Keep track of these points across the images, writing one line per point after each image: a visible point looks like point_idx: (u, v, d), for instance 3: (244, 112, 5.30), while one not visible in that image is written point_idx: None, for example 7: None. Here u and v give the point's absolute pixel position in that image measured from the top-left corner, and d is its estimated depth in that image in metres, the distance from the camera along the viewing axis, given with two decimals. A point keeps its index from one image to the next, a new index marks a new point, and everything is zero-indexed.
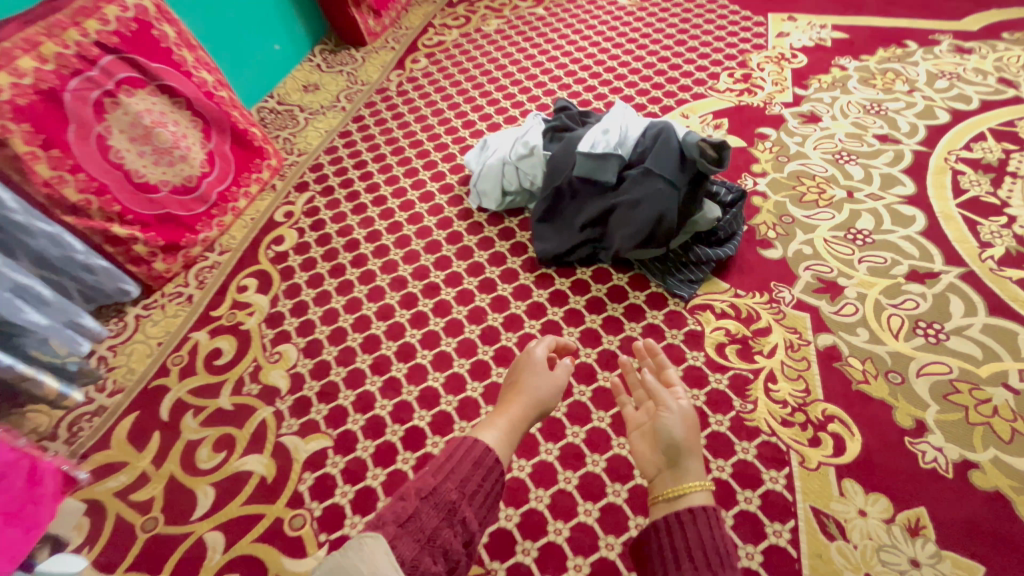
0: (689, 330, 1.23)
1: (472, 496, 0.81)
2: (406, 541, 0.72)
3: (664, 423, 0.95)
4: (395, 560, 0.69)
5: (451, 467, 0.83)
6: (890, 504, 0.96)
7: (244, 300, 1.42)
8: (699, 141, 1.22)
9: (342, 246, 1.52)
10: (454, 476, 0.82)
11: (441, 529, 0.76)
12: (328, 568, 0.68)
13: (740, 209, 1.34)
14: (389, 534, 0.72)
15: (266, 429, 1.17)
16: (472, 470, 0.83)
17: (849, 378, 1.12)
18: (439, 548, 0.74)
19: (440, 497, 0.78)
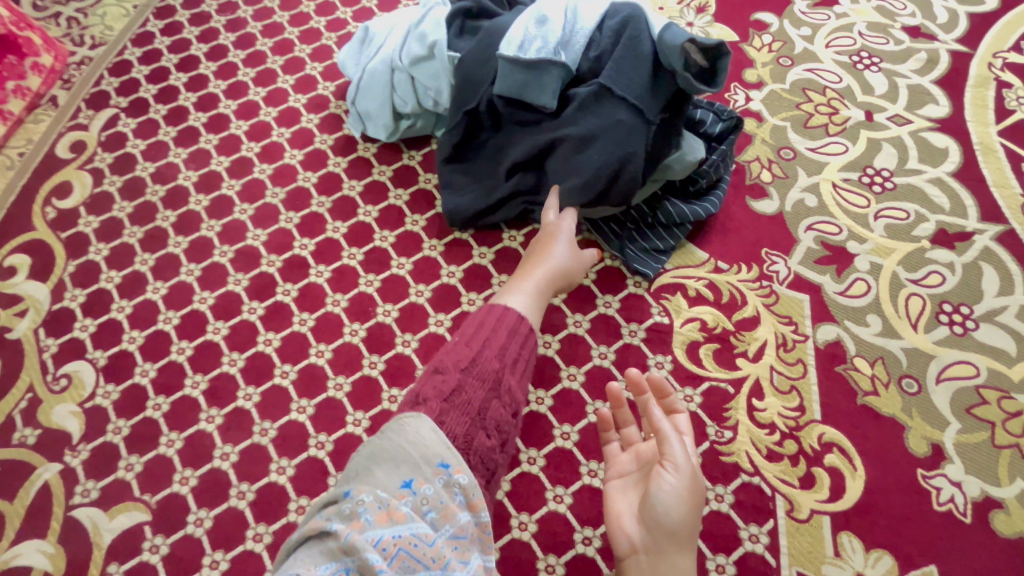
0: (653, 324, 0.91)
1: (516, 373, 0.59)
2: (454, 416, 0.52)
3: (660, 490, 0.62)
4: (443, 438, 0.50)
5: (487, 334, 0.59)
6: (894, 564, 0.75)
7: (10, 291, 0.95)
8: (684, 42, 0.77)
9: (162, 199, 1.04)
10: (492, 344, 0.59)
11: (491, 402, 0.55)
12: (370, 454, 0.49)
13: (731, 145, 0.95)
14: (433, 412, 0.52)
15: (49, 498, 0.80)
16: (510, 341, 0.60)
17: (854, 389, 0.86)
18: (492, 424, 0.54)
19: (483, 367, 0.57)
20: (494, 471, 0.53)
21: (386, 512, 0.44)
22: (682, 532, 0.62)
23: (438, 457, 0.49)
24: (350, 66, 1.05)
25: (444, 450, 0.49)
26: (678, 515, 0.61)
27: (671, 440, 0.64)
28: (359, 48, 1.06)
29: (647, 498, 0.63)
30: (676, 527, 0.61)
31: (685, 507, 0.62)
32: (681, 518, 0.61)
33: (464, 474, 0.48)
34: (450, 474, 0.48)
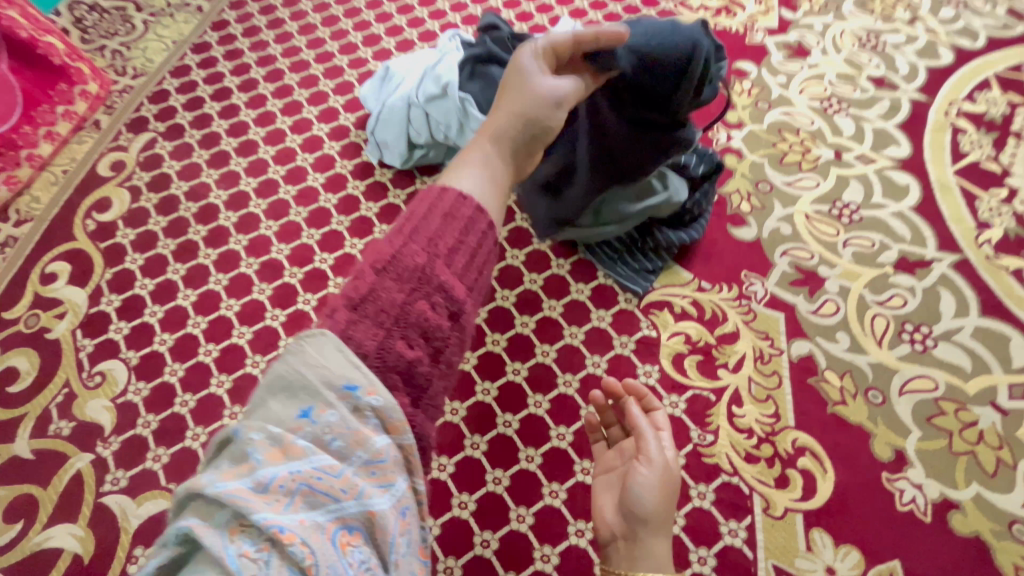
0: (642, 337, 0.99)
1: (455, 263, 0.47)
2: (365, 327, 0.42)
3: (637, 481, 0.69)
4: (344, 351, 0.40)
5: (415, 219, 0.47)
6: (861, 559, 0.82)
7: (51, 295, 1.03)
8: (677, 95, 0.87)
9: (194, 214, 1.13)
10: (426, 230, 0.46)
11: (414, 303, 0.44)
12: (263, 385, 0.41)
13: (711, 186, 1.07)
14: (339, 325, 0.42)
15: (81, 486, 0.87)
16: (444, 224, 0.47)
17: (824, 399, 0.94)
18: (416, 330, 0.43)
19: (402, 264, 0.44)
20: (426, 386, 0.44)
21: (279, 446, 0.37)
22: (656, 520, 0.67)
23: (343, 377, 0.39)
24: (371, 99, 1.17)
25: (348, 369, 0.40)
26: (653, 502, 0.68)
27: (648, 438, 0.73)
28: (378, 83, 1.17)
29: (626, 490, 0.70)
30: (654, 513, 0.67)
31: (659, 495, 0.68)
32: (657, 504, 0.67)
33: (375, 397, 0.40)
34: (356, 397, 0.39)
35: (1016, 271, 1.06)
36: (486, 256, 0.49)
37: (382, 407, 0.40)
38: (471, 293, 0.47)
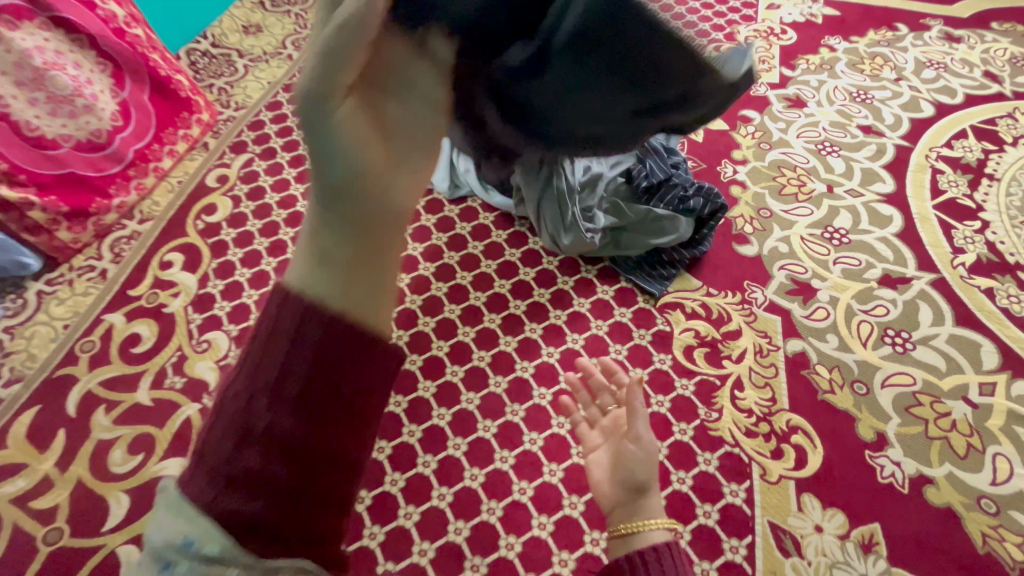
0: (658, 331, 1.17)
1: (312, 379, 0.46)
2: (211, 453, 0.46)
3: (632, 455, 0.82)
4: (177, 506, 0.46)
5: (250, 348, 0.48)
6: (846, 520, 0.95)
7: (167, 278, 1.25)
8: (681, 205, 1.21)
9: (284, 219, 1.36)
10: (275, 333, 0.47)
11: (265, 412, 0.45)
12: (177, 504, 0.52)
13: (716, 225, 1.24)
14: (182, 479, 0.48)
15: (191, 429, 1.05)
16: (274, 341, 0.47)
17: (815, 387, 1.09)
18: (259, 446, 0.45)
19: (228, 401, 0.47)
20: (313, 484, 0.47)
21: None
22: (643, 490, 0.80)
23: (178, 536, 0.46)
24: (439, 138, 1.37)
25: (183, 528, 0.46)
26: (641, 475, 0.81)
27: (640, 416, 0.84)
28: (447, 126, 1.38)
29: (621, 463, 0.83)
30: (640, 482, 0.80)
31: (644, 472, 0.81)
32: (644, 472, 0.81)
33: (211, 547, 0.45)
34: (190, 550, 0.45)
35: (987, 290, 1.22)
36: (353, 333, 0.48)
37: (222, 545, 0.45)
38: (313, 375, 0.47)
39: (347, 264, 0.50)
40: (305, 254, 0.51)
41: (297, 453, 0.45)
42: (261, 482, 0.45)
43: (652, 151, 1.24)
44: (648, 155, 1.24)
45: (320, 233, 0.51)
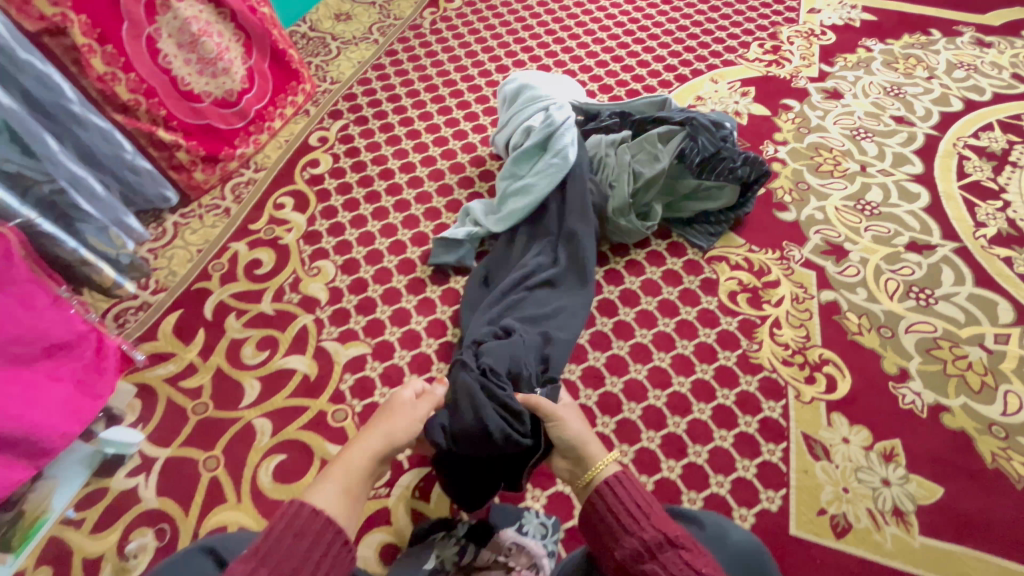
0: (705, 277, 1.33)
1: (295, 573, 0.65)
2: None
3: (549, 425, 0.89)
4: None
5: (270, 545, 0.66)
6: (870, 435, 1.09)
7: (281, 216, 1.46)
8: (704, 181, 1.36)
9: (376, 174, 1.57)
10: (271, 553, 0.65)
11: None
12: None
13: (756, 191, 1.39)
14: None
15: (307, 334, 1.25)
16: (294, 544, 0.66)
17: (845, 329, 1.24)
18: None
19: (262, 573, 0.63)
20: None
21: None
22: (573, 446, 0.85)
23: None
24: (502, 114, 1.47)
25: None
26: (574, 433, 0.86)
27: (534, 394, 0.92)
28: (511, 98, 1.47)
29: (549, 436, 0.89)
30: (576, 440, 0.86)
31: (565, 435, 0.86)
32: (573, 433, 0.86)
33: None
34: None
35: (1006, 258, 1.36)
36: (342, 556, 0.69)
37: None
38: None
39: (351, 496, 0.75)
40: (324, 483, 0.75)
41: (291, 571, 0.64)
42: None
43: (701, 126, 1.34)
44: (699, 132, 1.34)
45: (349, 474, 0.77)
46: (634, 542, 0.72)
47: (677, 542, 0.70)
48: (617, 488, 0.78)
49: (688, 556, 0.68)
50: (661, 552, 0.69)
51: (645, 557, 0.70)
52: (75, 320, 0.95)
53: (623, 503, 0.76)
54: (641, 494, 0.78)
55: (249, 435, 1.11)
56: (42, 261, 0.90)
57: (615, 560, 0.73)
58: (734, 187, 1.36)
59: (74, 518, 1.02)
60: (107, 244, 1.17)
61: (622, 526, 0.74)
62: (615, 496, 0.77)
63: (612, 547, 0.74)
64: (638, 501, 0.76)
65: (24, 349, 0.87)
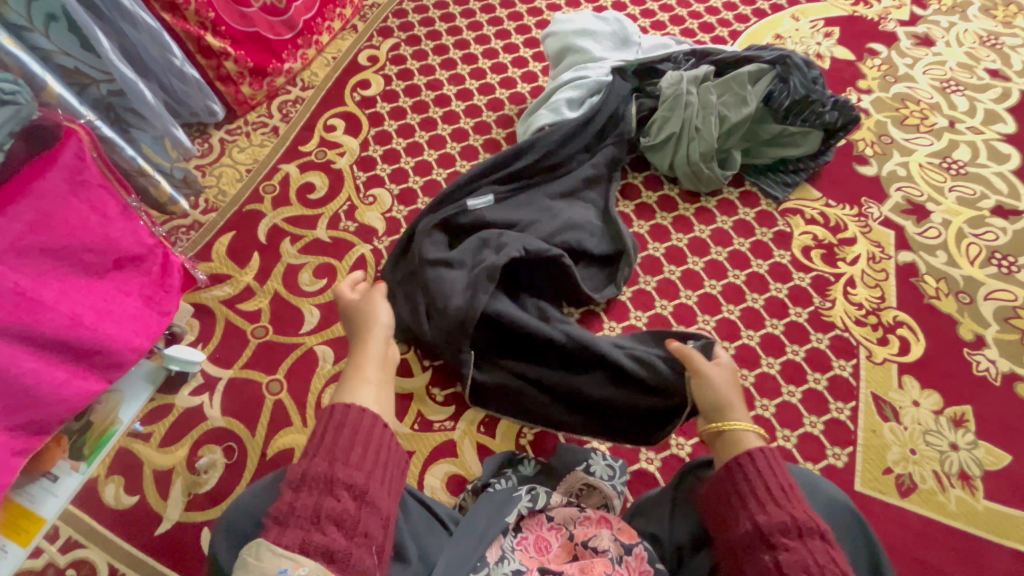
0: (779, 230, 1.27)
1: (348, 456, 0.66)
2: (304, 497, 0.61)
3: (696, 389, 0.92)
4: (275, 549, 0.57)
5: (317, 444, 0.67)
6: (941, 399, 1.08)
7: (333, 139, 1.39)
8: (783, 129, 1.27)
9: (432, 100, 1.47)
10: (319, 449, 0.66)
11: (337, 471, 0.64)
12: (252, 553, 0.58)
13: (839, 139, 1.28)
14: (271, 534, 0.58)
15: (366, 264, 1.21)
16: (334, 436, 0.67)
17: (922, 293, 1.20)
18: (337, 485, 0.63)
19: (314, 474, 0.63)
20: (358, 524, 0.61)
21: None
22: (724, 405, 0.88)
23: (275, 565, 0.55)
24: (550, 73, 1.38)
25: (280, 558, 0.56)
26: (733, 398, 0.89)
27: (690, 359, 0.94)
28: (556, 56, 1.35)
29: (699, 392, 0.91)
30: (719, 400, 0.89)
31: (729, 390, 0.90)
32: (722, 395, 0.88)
33: (301, 569, 0.55)
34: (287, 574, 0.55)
35: None
36: (381, 433, 0.70)
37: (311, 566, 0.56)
38: (372, 476, 0.66)
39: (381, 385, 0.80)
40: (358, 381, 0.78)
41: (346, 456, 0.66)
42: (335, 479, 0.63)
43: (794, 65, 1.22)
44: (791, 71, 1.23)
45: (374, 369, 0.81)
46: (785, 520, 0.70)
47: (826, 533, 0.69)
48: (765, 465, 0.77)
49: (835, 553, 0.67)
50: (810, 537, 0.68)
51: (790, 532, 0.69)
52: (143, 233, 0.91)
53: (777, 479, 0.76)
54: (785, 477, 0.76)
55: (312, 361, 1.09)
56: (112, 167, 0.85)
57: (755, 528, 0.72)
58: (818, 135, 1.27)
59: (142, 432, 1.02)
60: (161, 156, 1.12)
61: (771, 500, 0.73)
62: (766, 474, 0.76)
63: (755, 511, 0.73)
64: (784, 482, 0.75)
65: (96, 258, 0.84)
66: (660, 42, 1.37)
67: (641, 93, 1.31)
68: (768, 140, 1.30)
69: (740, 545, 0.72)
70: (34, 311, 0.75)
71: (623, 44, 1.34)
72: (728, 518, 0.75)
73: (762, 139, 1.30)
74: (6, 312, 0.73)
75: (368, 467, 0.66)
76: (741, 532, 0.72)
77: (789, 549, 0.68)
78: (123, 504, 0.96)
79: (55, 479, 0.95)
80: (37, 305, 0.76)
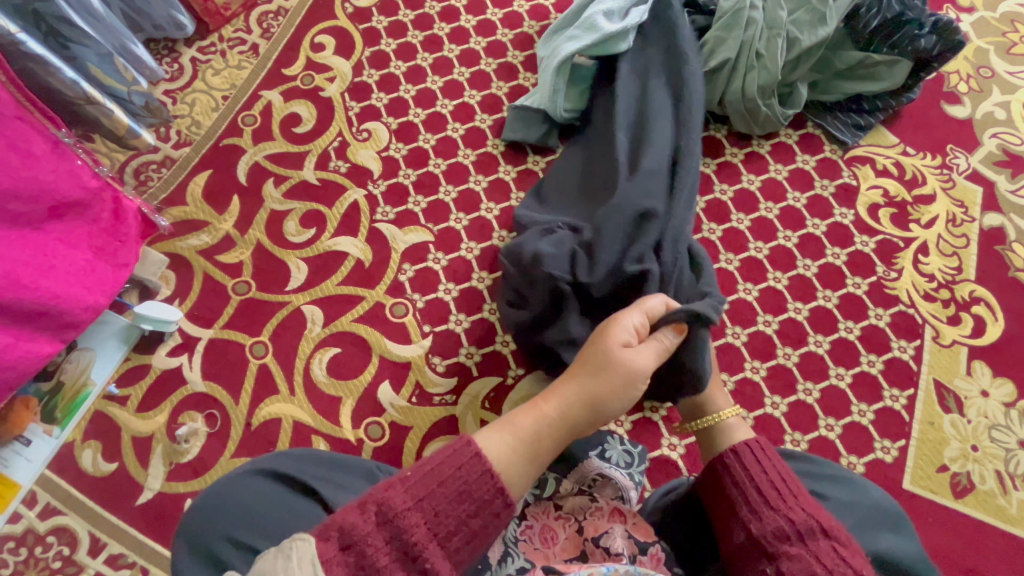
0: (842, 183, 1.07)
1: (451, 534, 0.48)
2: (379, 545, 0.46)
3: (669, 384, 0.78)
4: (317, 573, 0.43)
5: (433, 487, 0.49)
6: (1014, 390, 0.93)
7: (321, 61, 1.18)
8: (864, 57, 1.04)
9: (437, 13, 1.23)
10: (431, 501, 0.48)
11: (430, 544, 0.47)
12: (286, 547, 0.45)
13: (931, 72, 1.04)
14: (324, 555, 0.45)
15: (359, 212, 1.06)
16: (456, 500, 0.49)
17: (1007, 264, 1.02)
18: (416, 556, 0.46)
19: (407, 532, 0.47)
20: None
21: None
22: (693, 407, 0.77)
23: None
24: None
25: None
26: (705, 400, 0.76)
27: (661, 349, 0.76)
28: None
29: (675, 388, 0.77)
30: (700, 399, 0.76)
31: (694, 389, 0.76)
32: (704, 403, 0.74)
33: None
34: None
35: None
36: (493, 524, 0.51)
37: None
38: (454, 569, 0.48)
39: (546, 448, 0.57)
40: (510, 430, 0.57)
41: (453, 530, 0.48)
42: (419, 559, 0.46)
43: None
44: None
45: (539, 435, 0.57)
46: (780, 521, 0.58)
47: (829, 529, 0.56)
48: (750, 460, 0.64)
49: (845, 553, 0.53)
50: (813, 539, 0.55)
51: (791, 537, 0.56)
52: (83, 173, 0.76)
53: (767, 475, 0.63)
54: (783, 469, 0.63)
55: (299, 323, 0.98)
56: (27, 90, 0.68)
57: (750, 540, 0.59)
58: (908, 64, 1.03)
59: (117, 395, 0.94)
60: (115, 78, 0.93)
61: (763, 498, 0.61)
62: (748, 470, 0.63)
63: (747, 517, 0.60)
64: (781, 476, 0.62)
65: (24, 206, 0.70)
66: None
67: (694, 9, 1.08)
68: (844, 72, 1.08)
69: (738, 560, 0.59)
70: None
71: None
72: (722, 531, 0.63)
73: (836, 70, 1.07)
74: None
75: (459, 556, 0.48)
76: (736, 542, 0.60)
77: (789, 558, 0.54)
78: (101, 471, 0.90)
79: (28, 442, 0.89)
80: None
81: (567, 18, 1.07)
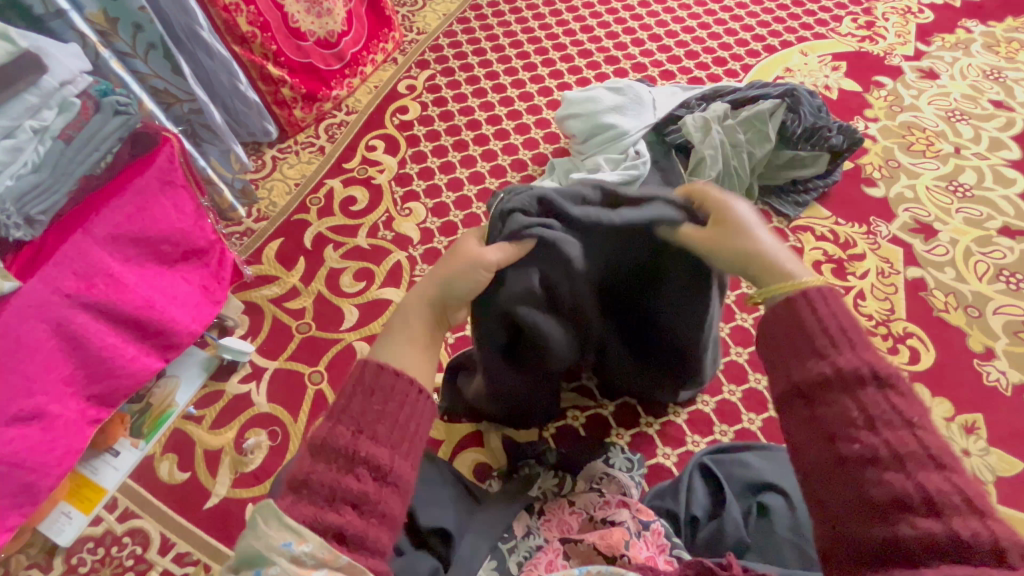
0: (790, 246, 1.33)
1: (376, 427, 0.51)
2: (322, 467, 0.49)
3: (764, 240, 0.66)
4: (279, 517, 0.47)
5: (350, 403, 0.52)
6: (952, 407, 1.11)
7: (374, 158, 1.51)
8: (791, 154, 1.36)
9: (464, 124, 1.59)
10: (350, 411, 0.52)
11: (367, 443, 0.50)
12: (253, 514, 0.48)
13: (848, 157, 1.36)
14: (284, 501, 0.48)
15: (402, 268, 1.31)
16: (368, 399, 0.52)
17: (931, 306, 1.24)
18: (361, 462, 0.50)
19: (333, 444, 0.50)
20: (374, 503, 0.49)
21: None
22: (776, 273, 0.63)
23: (279, 537, 0.46)
24: (566, 107, 1.42)
25: (284, 530, 0.46)
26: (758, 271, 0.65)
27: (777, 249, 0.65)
28: (576, 103, 1.40)
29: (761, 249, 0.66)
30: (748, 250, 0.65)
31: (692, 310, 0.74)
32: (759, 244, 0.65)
33: (305, 546, 0.46)
34: (289, 554, 0.46)
35: None
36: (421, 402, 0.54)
37: (319, 542, 0.46)
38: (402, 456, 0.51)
39: (430, 347, 0.64)
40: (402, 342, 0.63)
41: (377, 419, 0.51)
42: (357, 457, 0.50)
43: (802, 97, 1.32)
44: (800, 103, 1.32)
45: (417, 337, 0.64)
46: (907, 439, 0.46)
47: (941, 460, 0.46)
48: (827, 307, 0.54)
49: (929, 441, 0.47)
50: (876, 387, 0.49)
51: (888, 463, 0.46)
52: (210, 230, 1.02)
53: (823, 325, 0.53)
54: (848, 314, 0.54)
55: (350, 356, 1.18)
56: (192, 170, 0.96)
57: (861, 497, 0.46)
58: (825, 158, 1.36)
59: (194, 415, 1.11)
60: (226, 167, 1.26)
61: (816, 355, 0.52)
62: (816, 314, 0.54)
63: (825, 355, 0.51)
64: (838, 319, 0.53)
65: (169, 248, 0.95)
66: (667, 91, 1.43)
67: (661, 136, 1.36)
68: (784, 162, 1.37)
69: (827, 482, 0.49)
70: (118, 291, 0.86)
71: (638, 103, 1.38)
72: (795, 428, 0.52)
73: (777, 161, 1.37)
74: (98, 290, 0.84)
75: (395, 440, 0.51)
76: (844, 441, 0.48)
77: (959, 521, 0.43)
78: (175, 480, 1.04)
79: (117, 453, 1.05)
80: (122, 286, 0.87)
81: (563, 164, 1.40)
